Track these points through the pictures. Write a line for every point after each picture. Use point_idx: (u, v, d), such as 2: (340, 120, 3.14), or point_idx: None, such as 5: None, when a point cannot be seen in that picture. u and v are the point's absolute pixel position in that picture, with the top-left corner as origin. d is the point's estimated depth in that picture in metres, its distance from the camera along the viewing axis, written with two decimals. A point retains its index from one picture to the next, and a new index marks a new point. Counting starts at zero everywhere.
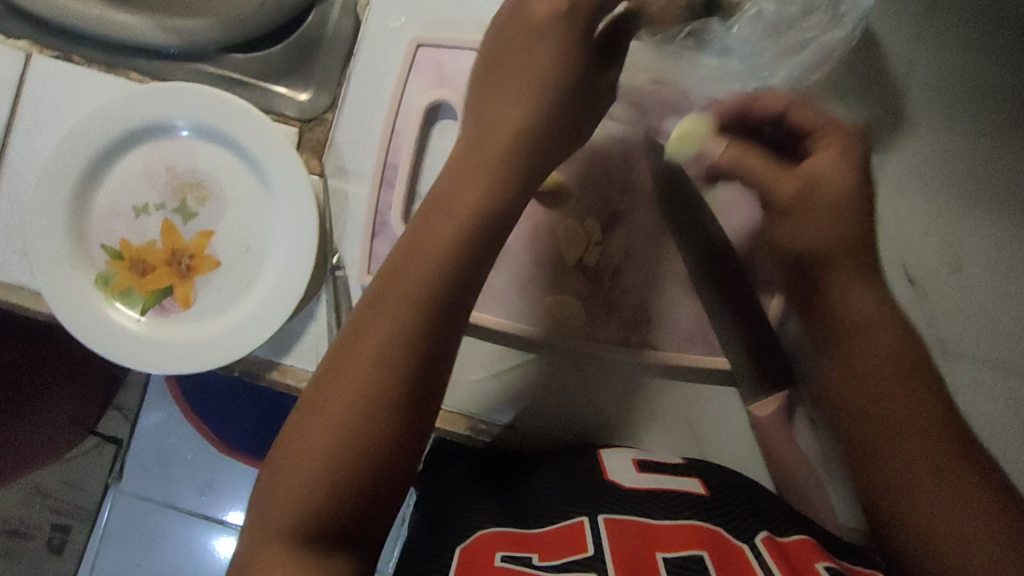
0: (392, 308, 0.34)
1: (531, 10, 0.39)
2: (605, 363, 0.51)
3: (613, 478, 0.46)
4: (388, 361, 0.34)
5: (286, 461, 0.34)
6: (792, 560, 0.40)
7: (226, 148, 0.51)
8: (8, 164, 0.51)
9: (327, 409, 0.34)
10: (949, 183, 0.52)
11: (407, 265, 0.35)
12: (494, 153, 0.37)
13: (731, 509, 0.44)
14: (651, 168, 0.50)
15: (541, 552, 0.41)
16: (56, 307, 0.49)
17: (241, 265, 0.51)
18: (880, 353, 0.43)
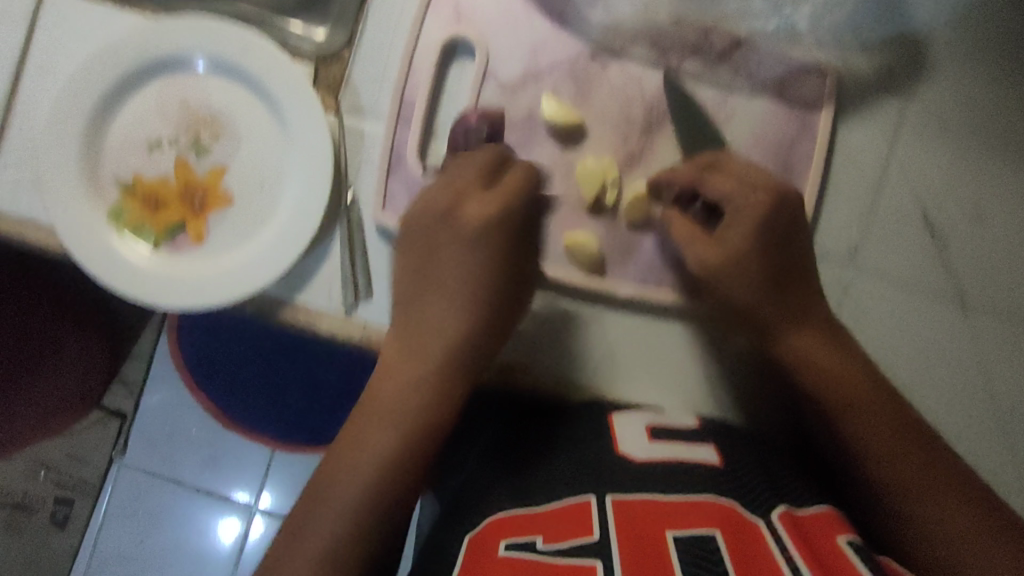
0: (415, 371, 0.45)
1: (464, 205, 0.47)
2: (620, 305, 0.51)
3: (624, 451, 0.46)
4: (393, 441, 0.43)
5: (326, 486, 0.41)
6: (807, 535, 0.41)
7: (242, 83, 0.50)
8: (23, 98, 0.51)
9: (366, 443, 0.43)
10: (974, 130, 0.50)
11: (422, 338, 0.46)
12: (451, 266, 0.47)
13: (745, 483, 0.44)
14: (670, 109, 0.50)
15: (548, 533, 0.41)
16: (69, 238, 0.49)
17: (255, 201, 0.51)
18: (835, 368, 0.46)
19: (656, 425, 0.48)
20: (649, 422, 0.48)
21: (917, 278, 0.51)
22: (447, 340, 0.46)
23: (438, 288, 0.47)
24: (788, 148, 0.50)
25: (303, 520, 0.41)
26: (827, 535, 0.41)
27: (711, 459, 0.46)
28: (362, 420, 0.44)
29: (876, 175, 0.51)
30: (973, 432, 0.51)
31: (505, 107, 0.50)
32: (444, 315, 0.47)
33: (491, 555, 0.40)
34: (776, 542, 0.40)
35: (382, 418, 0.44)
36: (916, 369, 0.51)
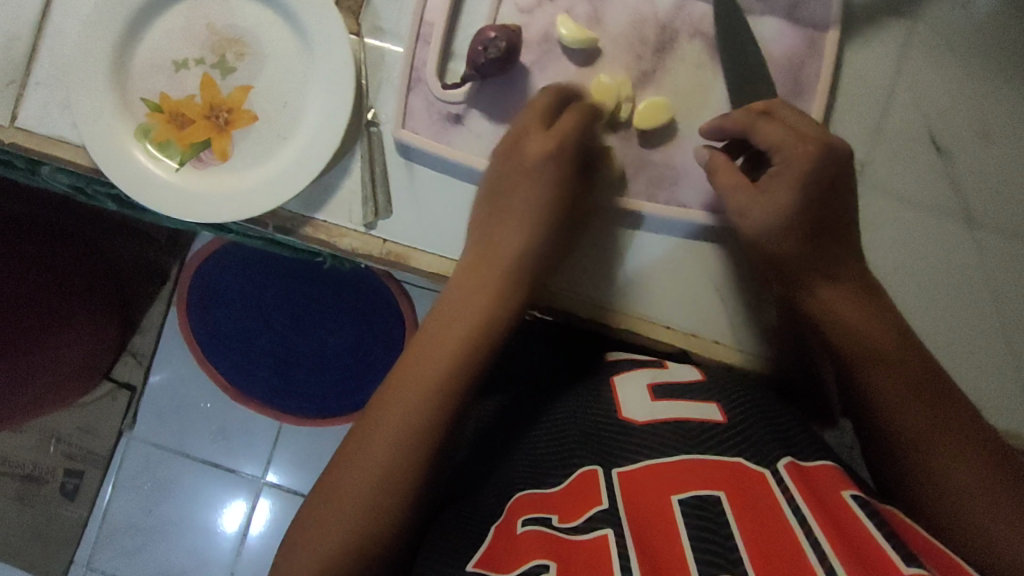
0: (438, 354, 0.44)
1: (523, 149, 0.48)
2: (631, 229, 0.53)
3: (625, 414, 0.49)
4: (421, 406, 0.43)
5: (352, 450, 0.43)
6: (818, 490, 0.41)
7: (266, 4, 0.52)
8: (53, 19, 0.53)
9: (387, 418, 0.43)
10: (977, 50, 0.52)
11: (448, 322, 0.45)
12: (504, 226, 0.47)
13: (749, 432, 0.45)
14: (682, 28, 0.51)
15: (562, 510, 0.43)
16: (97, 153, 0.50)
17: (278, 119, 0.52)
18: (861, 326, 0.45)
19: (657, 382, 0.51)
20: (650, 381, 0.51)
21: (923, 196, 0.52)
22: (475, 324, 0.45)
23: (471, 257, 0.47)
24: (797, 67, 0.51)
25: (322, 501, 0.42)
26: (834, 493, 0.41)
27: (714, 416, 0.46)
28: (383, 396, 0.44)
29: (881, 96, 0.52)
30: (981, 347, 0.52)
31: (523, 26, 0.51)
32: (472, 298, 0.46)
33: (513, 532, 0.43)
34: (778, 486, 0.41)
35: (404, 401, 0.43)
36: (925, 284, 0.52)
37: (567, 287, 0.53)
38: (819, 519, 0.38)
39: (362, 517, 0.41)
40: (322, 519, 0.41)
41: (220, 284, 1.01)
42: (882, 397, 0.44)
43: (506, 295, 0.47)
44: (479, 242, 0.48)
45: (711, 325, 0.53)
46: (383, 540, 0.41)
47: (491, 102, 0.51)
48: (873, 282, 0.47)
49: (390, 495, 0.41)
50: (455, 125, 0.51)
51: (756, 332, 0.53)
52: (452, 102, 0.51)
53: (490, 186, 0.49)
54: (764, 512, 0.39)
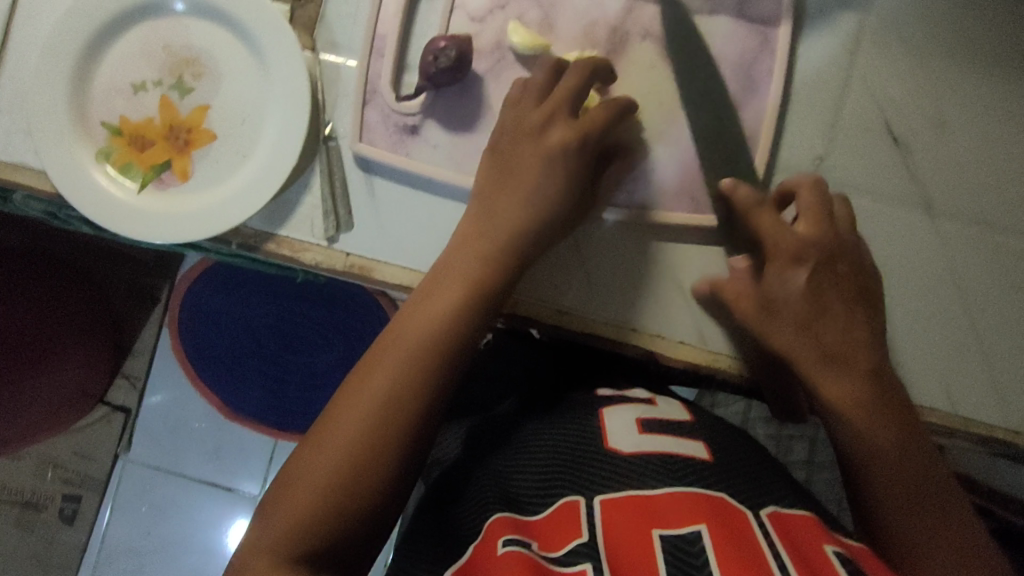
0: (412, 340, 0.44)
1: (541, 135, 0.47)
2: (599, 240, 0.53)
3: (612, 446, 0.48)
4: (381, 400, 0.42)
5: (312, 445, 0.41)
6: (796, 538, 0.42)
7: (221, 25, 0.52)
8: (11, 48, 0.53)
9: (348, 413, 0.42)
10: (928, 39, 0.52)
11: (424, 306, 0.45)
12: (491, 224, 0.47)
13: (730, 476, 0.46)
14: (633, 30, 0.51)
15: (543, 542, 0.44)
16: (58, 178, 0.51)
17: (237, 137, 0.53)
18: (870, 418, 0.46)
19: (646, 418, 0.51)
20: (639, 416, 0.51)
21: (883, 186, 0.52)
22: (449, 308, 0.44)
23: (450, 258, 0.46)
24: (749, 63, 0.51)
25: (277, 495, 0.41)
26: (814, 542, 0.41)
27: (699, 454, 0.48)
28: (348, 391, 0.43)
29: (836, 89, 0.52)
30: (947, 335, 0.52)
31: (475, 35, 0.52)
32: (447, 287, 0.45)
33: (492, 551, 0.42)
34: (762, 533, 0.42)
35: (376, 384, 0.42)
36: (888, 275, 0.52)
37: (529, 297, 0.52)
38: (801, 571, 0.39)
39: (327, 503, 0.40)
40: (285, 502, 0.40)
41: (221, 288, 1.01)
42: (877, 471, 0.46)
43: (485, 285, 0.45)
44: (459, 240, 0.47)
45: (678, 327, 0.53)
46: (348, 530, 0.40)
47: (447, 111, 0.52)
48: (885, 374, 0.47)
49: (356, 479, 0.40)
50: (412, 136, 0.52)
51: (725, 332, 0.52)
52: (408, 113, 0.52)
53: (488, 177, 0.48)
54: (749, 552, 0.40)
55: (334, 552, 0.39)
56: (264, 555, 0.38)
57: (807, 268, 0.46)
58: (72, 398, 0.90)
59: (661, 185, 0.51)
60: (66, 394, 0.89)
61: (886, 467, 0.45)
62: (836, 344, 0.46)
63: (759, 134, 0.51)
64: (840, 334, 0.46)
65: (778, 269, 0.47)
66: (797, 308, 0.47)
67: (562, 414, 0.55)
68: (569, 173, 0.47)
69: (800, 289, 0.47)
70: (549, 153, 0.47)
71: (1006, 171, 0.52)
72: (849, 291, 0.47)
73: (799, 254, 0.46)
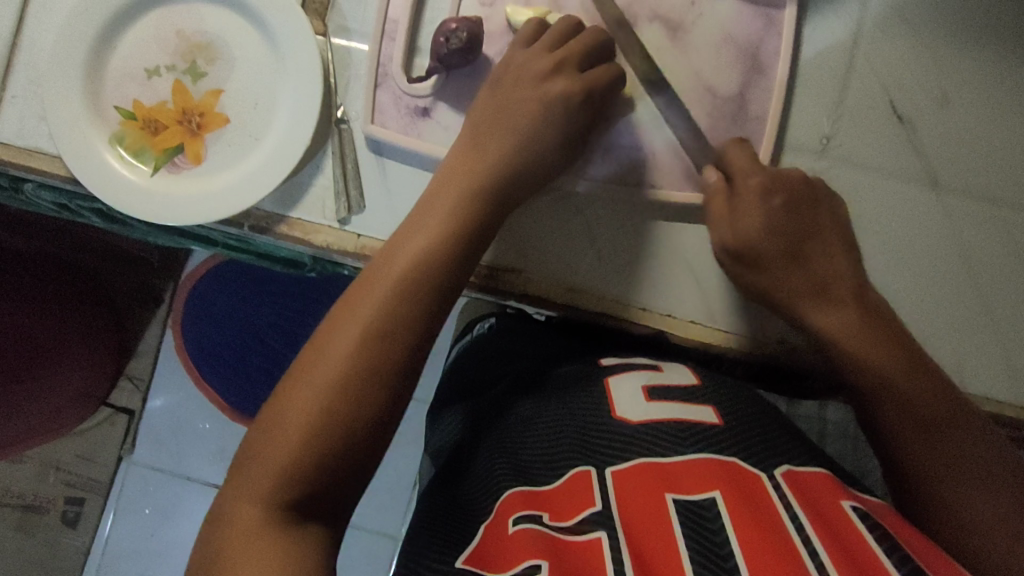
0: (376, 293, 0.43)
1: (517, 95, 0.49)
2: (609, 209, 0.53)
3: (620, 415, 0.49)
4: (350, 347, 0.41)
5: (282, 401, 0.41)
6: (814, 497, 0.41)
7: (234, 10, 0.53)
8: (27, 35, 0.54)
9: (319, 367, 0.41)
10: (930, 20, 0.53)
11: (390, 261, 0.45)
12: (472, 175, 0.48)
13: (743, 439, 0.46)
14: (640, 13, 0.52)
15: (554, 511, 0.43)
16: (72, 161, 0.51)
17: (250, 120, 0.53)
18: (866, 341, 0.47)
19: (653, 386, 0.51)
20: (645, 383, 0.51)
21: (889, 163, 0.53)
22: (418, 260, 0.44)
23: (428, 213, 0.47)
24: (755, 44, 0.52)
25: (251, 455, 0.40)
26: (833, 501, 0.41)
27: (710, 419, 0.47)
28: (323, 343, 0.42)
29: (841, 68, 0.53)
30: (955, 308, 0.52)
31: (486, 19, 0.52)
32: (415, 241, 0.45)
33: (503, 531, 0.43)
34: (777, 495, 0.41)
35: (344, 337, 0.42)
36: (895, 250, 0.53)
37: (539, 275, 0.53)
38: (817, 528, 0.38)
39: (302, 456, 0.39)
40: (262, 460, 0.39)
41: (217, 286, 1.02)
42: (913, 412, 0.45)
43: (456, 241, 0.45)
44: (439, 192, 0.47)
45: (690, 305, 0.53)
46: (328, 480, 0.40)
47: (456, 94, 0.52)
48: (892, 317, 0.48)
49: (334, 430, 0.40)
50: (423, 118, 0.52)
51: (736, 310, 0.53)
52: (419, 95, 0.52)
53: (467, 139, 0.49)
54: (763, 513, 0.39)
55: (316, 502, 0.39)
56: (248, 509, 0.38)
57: (782, 196, 0.49)
58: (72, 401, 0.92)
59: (670, 164, 0.52)
60: (67, 398, 0.90)
61: (905, 388, 0.46)
62: (822, 272, 0.49)
63: (766, 113, 0.52)
64: (826, 264, 0.49)
65: (755, 200, 0.49)
66: (777, 243, 0.49)
67: (575, 387, 0.55)
68: (545, 132, 0.49)
69: (776, 220, 0.49)
70: (531, 118, 0.49)
71: (1009, 148, 0.53)
72: (816, 223, 0.50)
73: (772, 184, 0.49)
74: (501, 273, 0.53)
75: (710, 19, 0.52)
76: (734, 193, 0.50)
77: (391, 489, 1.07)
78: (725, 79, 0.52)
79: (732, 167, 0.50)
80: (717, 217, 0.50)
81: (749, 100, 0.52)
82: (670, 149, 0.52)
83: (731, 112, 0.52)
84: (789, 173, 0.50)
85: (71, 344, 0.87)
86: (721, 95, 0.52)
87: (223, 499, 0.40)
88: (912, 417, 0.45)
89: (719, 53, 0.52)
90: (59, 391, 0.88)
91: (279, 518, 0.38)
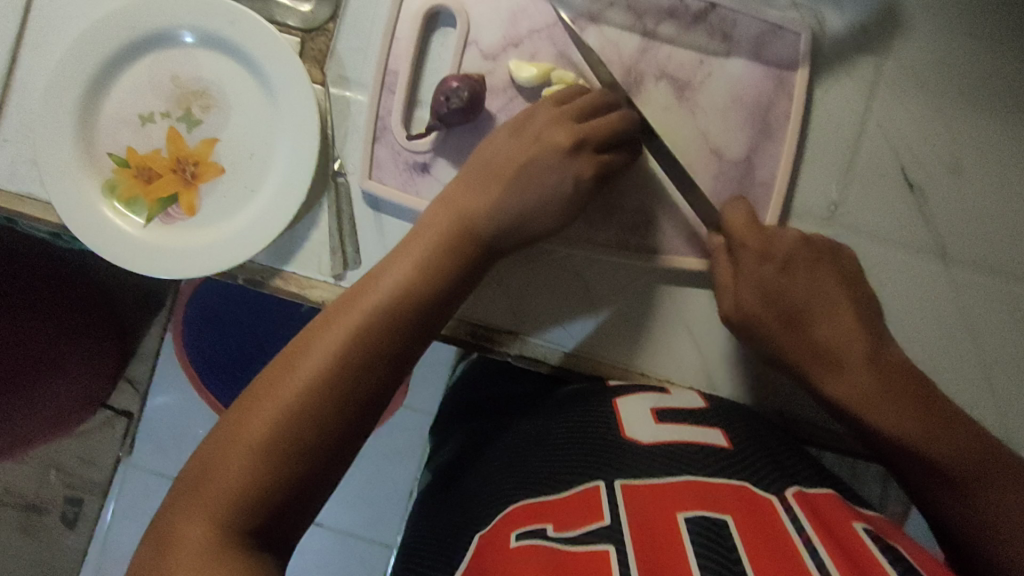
0: (351, 319, 0.43)
1: (527, 135, 0.49)
2: (607, 266, 0.52)
3: (630, 435, 0.46)
4: (318, 368, 0.41)
5: (244, 415, 0.40)
6: (826, 517, 0.40)
7: (229, 56, 0.52)
8: (19, 77, 0.53)
9: (285, 384, 0.40)
10: (947, 86, 0.51)
11: (371, 289, 0.44)
12: (473, 206, 0.47)
13: (751, 462, 0.44)
14: (648, 72, 0.51)
15: (558, 521, 0.40)
16: (61, 209, 0.50)
17: (245, 170, 0.52)
18: (875, 399, 0.46)
19: (661, 408, 0.48)
20: (655, 406, 0.48)
21: (898, 233, 0.52)
22: (398, 291, 0.44)
23: (418, 241, 0.46)
24: (765, 107, 0.51)
25: (207, 466, 0.39)
26: (846, 524, 0.40)
27: (719, 442, 0.45)
28: (297, 362, 0.41)
29: (852, 133, 0.52)
30: (960, 381, 0.51)
31: (488, 73, 0.51)
32: (396, 271, 0.45)
33: (504, 542, 0.40)
34: (793, 524, 0.39)
35: (311, 361, 0.41)
36: (901, 323, 0.51)
37: (533, 338, 0.53)
38: (826, 543, 0.37)
39: (251, 475, 0.38)
40: (213, 475, 0.39)
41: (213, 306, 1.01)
42: (929, 455, 0.44)
43: (434, 274, 0.45)
44: (434, 223, 0.47)
45: (691, 373, 0.53)
46: (274, 503, 0.38)
47: (457, 151, 0.51)
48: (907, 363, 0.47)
49: (288, 453, 0.39)
50: (422, 174, 0.51)
51: (731, 375, 0.53)
52: (419, 151, 0.51)
53: (474, 168, 0.49)
54: (776, 538, 0.38)
55: (262, 525, 0.38)
56: (199, 526, 0.37)
57: (777, 262, 0.49)
58: (77, 406, 0.89)
59: (670, 229, 0.51)
60: (71, 403, 0.87)
61: (927, 445, 0.44)
62: (827, 340, 0.48)
63: (773, 178, 0.51)
64: (819, 325, 0.48)
65: (753, 267, 0.48)
66: (776, 311, 0.49)
67: (569, 406, 0.52)
68: (545, 166, 0.48)
69: (773, 285, 0.49)
70: (536, 150, 0.48)
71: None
72: (821, 285, 0.49)
73: (768, 249, 0.49)
74: (497, 335, 0.52)
75: (719, 82, 0.51)
76: (733, 262, 0.49)
77: (387, 496, 1.03)
78: (732, 142, 0.51)
79: (729, 233, 0.49)
80: (722, 286, 0.49)
81: (757, 165, 0.51)
82: (669, 220, 0.51)
83: (737, 175, 0.51)
84: (782, 236, 0.49)
85: (69, 351, 0.83)
86: (727, 160, 0.51)
87: (173, 513, 0.38)
88: (927, 462, 0.44)
89: (727, 114, 0.51)
90: (62, 397, 0.84)
91: (223, 538, 0.36)
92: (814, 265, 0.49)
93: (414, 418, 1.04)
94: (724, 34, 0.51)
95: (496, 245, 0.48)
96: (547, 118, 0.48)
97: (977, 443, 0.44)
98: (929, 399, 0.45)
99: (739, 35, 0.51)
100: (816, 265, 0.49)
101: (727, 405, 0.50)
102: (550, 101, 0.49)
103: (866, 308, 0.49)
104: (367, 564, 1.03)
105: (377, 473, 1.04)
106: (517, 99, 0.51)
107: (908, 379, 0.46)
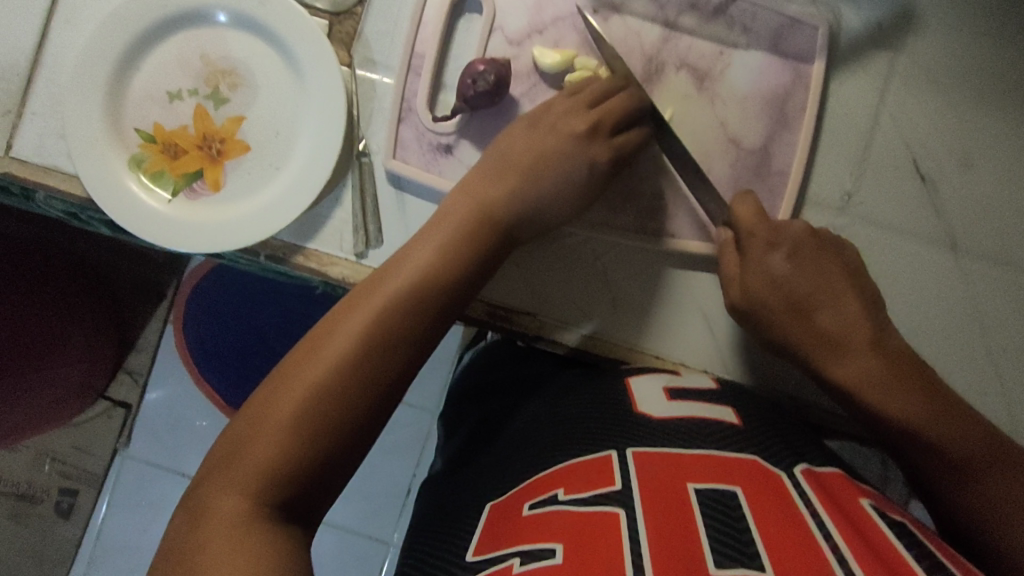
0: (373, 304, 0.43)
1: (548, 124, 0.50)
2: (622, 251, 0.53)
3: (643, 410, 0.46)
4: (342, 349, 0.41)
5: (271, 396, 0.41)
6: (834, 493, 0.41)
7: (259, 36, 0.53)
8: (50, 51, 0.53)
9: (310, 365, 0.41)
10: (960, 82, 0.53)
11: (395, 273, 0.45)
12: (495, 195, 0.48)
13: (761, 438, 0.45)
14: (670, 62, 0.52)
15: (568, 485, 0.41)
16: (88, 181, 0.51)
17: (271, 149, 0.53)
18: (872, 381, 0.46)
19: (673, 386, 0.49)
20: (666, 384, 0.49)
21: (909, 224, 0.53)
22: (420, 276, 0.44)
23: (440, 228, 0.47)
24: (782, 97, 0.52)
25: (237, 444, 0.40)
26: (851, 500, 0.41)
27: (728, 418, 0.46)
28: (323, 343, 0.42)
29: (866, 126, 0.53)
30: (967, 368, 0.52)
31: (513, 58, 0.52)
32: (417, 257, 0.46)
33: (518, 514, 0.41)
34: (800, 497, 0.40)
35: (338, 342, 0.42)
36: (913, 311, 0.53)
37: (552, 320, 0.53)
38: (833, 516, 0.38)
39: (280, 454, 0.39)
40: (241, 453, 0.39)
41: (212, 295, 0.99)
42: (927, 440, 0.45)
43: (456, 260, 0.46)
44: (457, 209, 0.48)
45: (703, 357, 0.54)
46: (302, 480, 0.39)
47: (480, 134, 0.53)
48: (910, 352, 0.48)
49: (314, 431, 0.40)
50: (445, 155, 0.52)
51: (743, 361, 0.54)
52: (443, 133, 0.52)
53: (496, 157, 0.50)
54: (786, 510, 0.38)
55: (289, 500, 0.39)
56: (231, 499, 0.38)
57: (784, 250, 0.49)
58: (76, 392, 0.88)
59: (688, 215, 0.52)
60: (70, 389, 0.86)
61: (930, 416, 0.45)
62: (832, 329, 0.48)
63: (789, 166, 0.52)
64: (838, 315, 0.48)
65: (760, 257, 0.49)
66: (783, 298, 0.49)
67: (577, 388, 0.52)
68: (560, 158, 0.49)
69: (780, 274, 0.49)
70: (557, 140, 0.49)
71: None
72: (823, 274, 0.49)
73: (777, 239, 0.49)
74: (515, 315, 0.53)
75: (739, 73, 0.52)
76: (740, 253, 0.50)
77: (386, 489, 1.03)
78: (750, 131, 0.52)
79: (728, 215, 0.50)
80: (729, 272, 0.50)
81: (774, 154, 0.52)
82: (679, 205, 0.52)
83: (754, 164, 0.52)
84: (788, 226, 0.50)
85: (70, 328, 0.82)
86: (745, 148, 0.52)
87: (208, 487, 0.39)
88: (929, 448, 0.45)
89: (746, 104, 0.52)
90: (64, 378, 0.83)
91: (253, 511, 0.37)
92: (807, 247, 0.49)
93: (416, 412, 1.03)
94: (744, 26, 0.52)
95: (517, 230, 0.49)
96: (563, 110, 0.50)
97: (979, 428, 0.45)
98: (937, 389, 0.46)
99: (758, 27, 0.52)
100: (821, 257, 0.49)
101: (738, 387, 0.51)
102: (562, 96, 0.50)
103: (877, 300, 0.49)
104: (365, 561, 1.02)
105: (377, 467, 1.03)
106: (541, 85, 0.52)
107: (913, 369, 0.47)
